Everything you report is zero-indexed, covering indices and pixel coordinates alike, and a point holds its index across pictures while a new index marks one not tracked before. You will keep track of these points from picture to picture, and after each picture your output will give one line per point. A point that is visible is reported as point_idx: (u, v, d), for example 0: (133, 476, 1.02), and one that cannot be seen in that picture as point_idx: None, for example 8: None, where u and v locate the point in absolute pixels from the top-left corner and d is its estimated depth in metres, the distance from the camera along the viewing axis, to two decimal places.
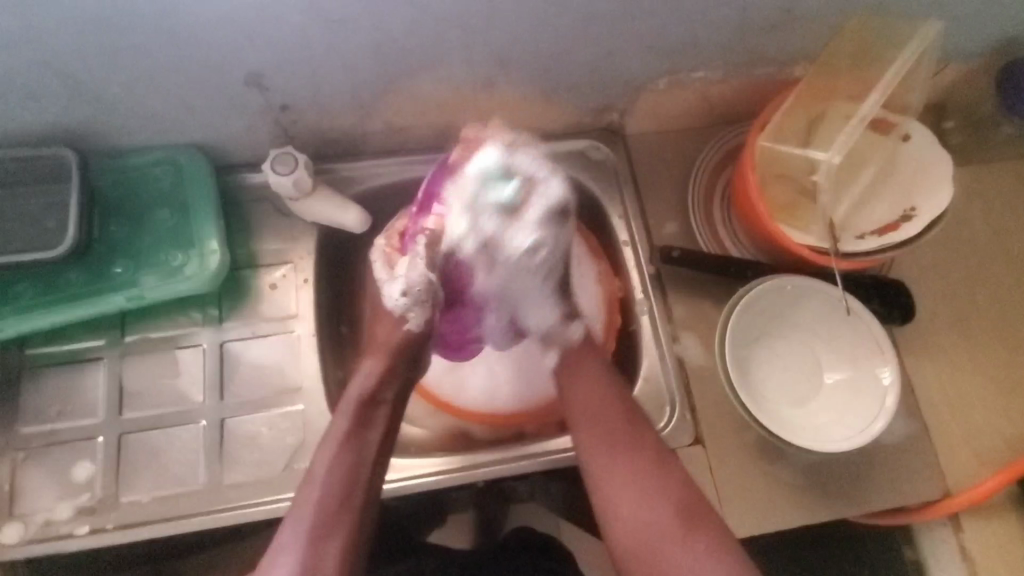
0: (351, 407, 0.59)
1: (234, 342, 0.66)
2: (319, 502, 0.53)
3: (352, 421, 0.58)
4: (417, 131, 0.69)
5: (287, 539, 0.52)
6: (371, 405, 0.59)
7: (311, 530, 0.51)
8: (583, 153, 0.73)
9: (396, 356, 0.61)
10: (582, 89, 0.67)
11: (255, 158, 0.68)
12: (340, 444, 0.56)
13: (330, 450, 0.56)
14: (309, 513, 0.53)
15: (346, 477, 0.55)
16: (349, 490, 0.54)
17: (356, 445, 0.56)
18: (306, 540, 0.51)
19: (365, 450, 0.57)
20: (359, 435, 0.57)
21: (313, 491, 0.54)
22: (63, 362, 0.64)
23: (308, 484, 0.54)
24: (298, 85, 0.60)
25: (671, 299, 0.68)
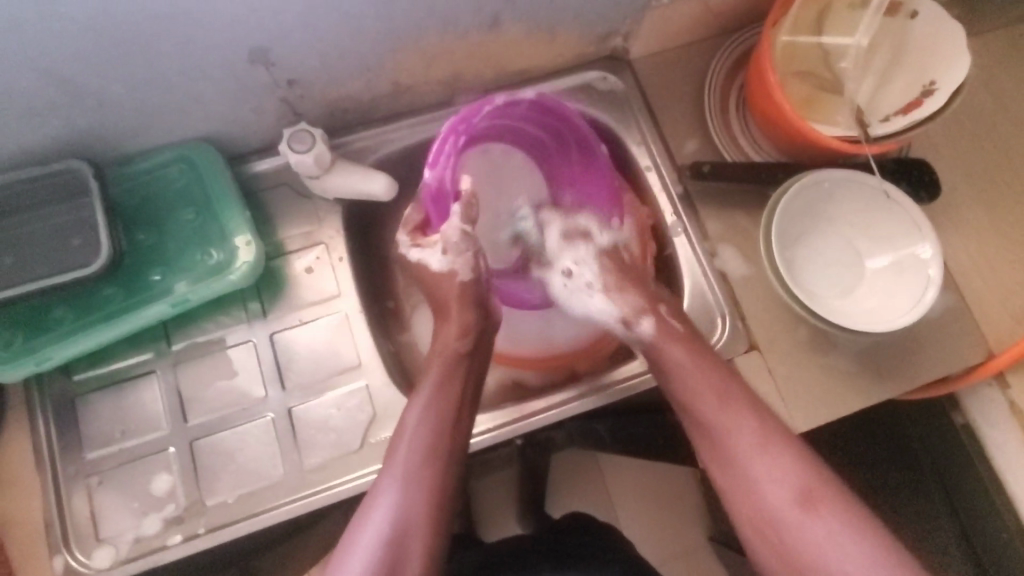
0: (444, 364, 0.60)
1: (282, 331, 0.65)
2: (413, 451, 0.55)
3: (439, 377, 0.59)
4: (423, 88, 0.68)
5: (384, 493, 0.53)
6: (459, 360, 0.61)
7: (409, 482, 0.53)
8: (590, 85, 0.73)
9: (472, 313, 0.63)
10: (586, 19, 0.66)
11: (265, 142, 0.66)
12: (428, 402, 0.57)
13: (419, 405, 0.57)
14: (405, 466, 0.54)
15: (433, 432, 0.56)
16: (442, 443, 0.56)
17: (444, 409, 0.57)
18: (403, 489, 0.53)
19: (448, 407, 0.58)
20: (455, 384, 0.59)
21: (409, 445, 0.55)
22: (115, 381, 0.63)
23: (401, 439, 0.55)
24: (303, 56, 0.57)
25: (703, 216, 0.69)
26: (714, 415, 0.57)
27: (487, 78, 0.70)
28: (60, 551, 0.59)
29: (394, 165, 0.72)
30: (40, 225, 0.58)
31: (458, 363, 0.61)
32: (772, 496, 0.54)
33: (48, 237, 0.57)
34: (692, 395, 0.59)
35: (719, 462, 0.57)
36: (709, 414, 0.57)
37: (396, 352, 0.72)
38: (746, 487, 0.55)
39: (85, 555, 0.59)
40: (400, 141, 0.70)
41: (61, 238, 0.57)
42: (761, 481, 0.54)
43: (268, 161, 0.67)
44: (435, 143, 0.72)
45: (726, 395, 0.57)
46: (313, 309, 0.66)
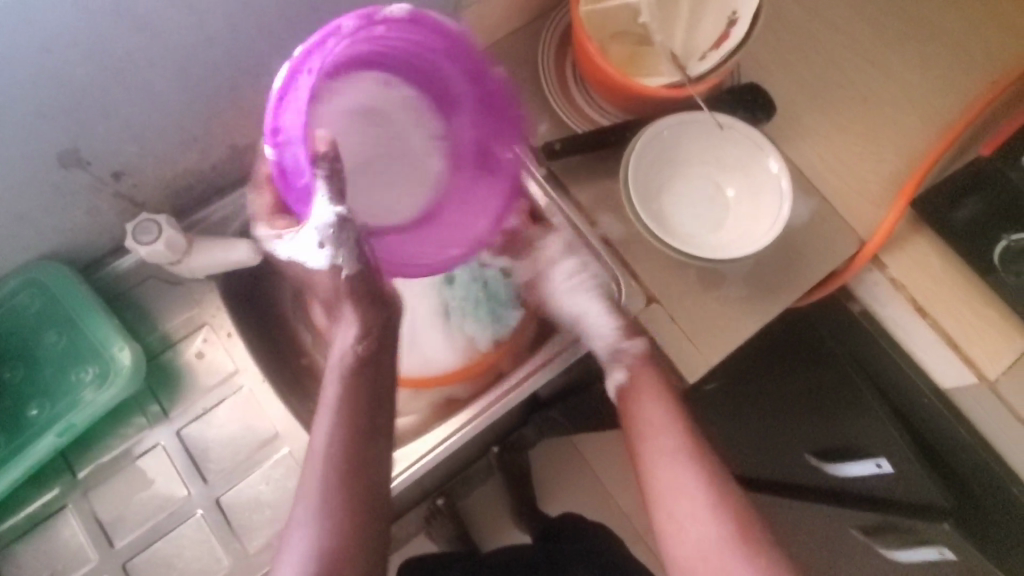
0: (342, 387, 0.51)
1: (191, 425, 0.63)
2: (331, 474, 0.50)
3: (345, 399, 0.51)
4: (263, 143, 0.67)
5: (303, 515, 0.49)
6: (369, 373, 0.52)
7: (328, 509, 0.49)
8: (431, 95, 0.73)
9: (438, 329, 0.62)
10: (402, 34, 0.66)
11: (117, 240, 0.64)
12: (334, 418, 0.50)
13: (326, 418, 0.51)
14: (319, 487, 0.49)
15: (353, 458, 0.50)
16: (359, 457, 0.50)
17: (352, 425, 0.51)
18: (315, 516, 0.49)
19: (351, 425, 0.51)
20: (359, 403, 0.51)
21: (320, 467, 0.49)
22: (27, 528, 0.60)
23: (311, 462, 0.50)
24: (119, 147, 0.56)
25: (572, 190, 0.71)
26: (677, 441, 0.61)
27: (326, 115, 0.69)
28: None
29: None
30: None
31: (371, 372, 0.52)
32: (697, 523, 0.58)
33: None
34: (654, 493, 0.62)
35: (662, 496, 0.61)
36: (664, 435, 0.62)
37: None
38: (679, 524, 0.59)
39: None
40: None
41: None
42: (700, 502, 0.59)
43: (121, 259, 0.64)
44: None
45: (694, 455, 0.61)
46: (216, 392, 0.64)
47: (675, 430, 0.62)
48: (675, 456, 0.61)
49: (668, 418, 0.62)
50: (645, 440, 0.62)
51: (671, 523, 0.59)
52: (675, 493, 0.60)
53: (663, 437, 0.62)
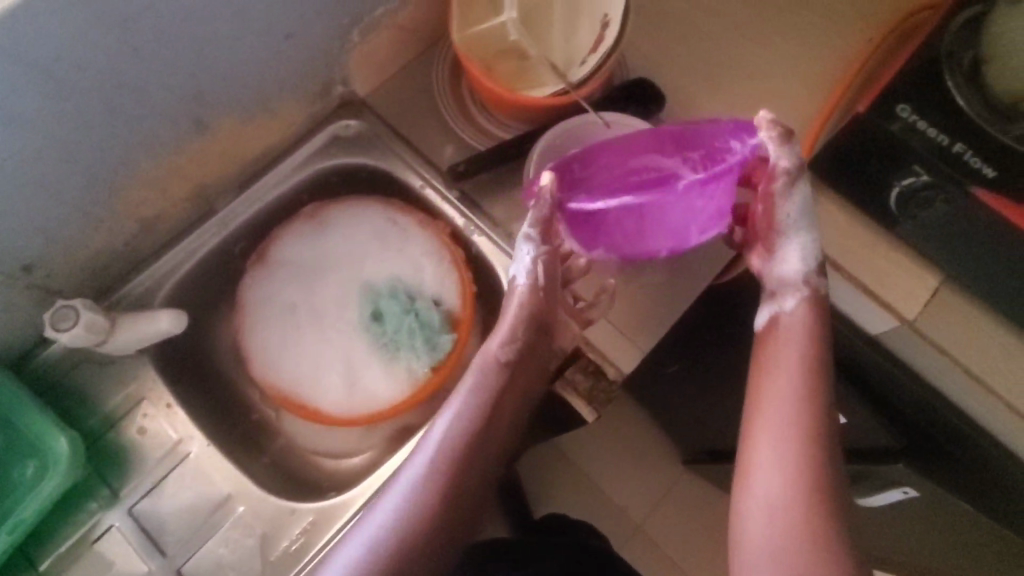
0: (496, 373, 0.61)
1: (144, 500, 0.63)
2: (443, 452, 0.59)
3: (502, 374, 0.62)
4: (174, 211, 0.68)
5: (401, 482, 0.59)
6: (503, 367, 0.61)
7: (433, 484, 0.58)
8: (337, 137, 0.75)
9: (529, 326, 0.61)
10: (293, 85, 0.68)
11: (41, 331, 0.64)
12: (483, 386, 0.61)
13: (474, 384, 0.61)
14: (433, 449, 0.60)
15: (467, 449, 0.60)
16: (484, 441, 0.61)
17: (511, 395, 0.62)
18: (419, 480, 0.59)
19: (499, 392, 0.61)
20: (513, 382, 0.62)
21: (455, 419, 0.60)
22: None
23: (450, 407, 0.61)
24: (22, 242, 0.57)
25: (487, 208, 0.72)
26: (788, 380, 0.58)
27: (233, 174, 0.71)
28: None
29: (187, 292, 0.71)
30: None
31: (528, 363, 0.63)
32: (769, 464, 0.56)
33: None
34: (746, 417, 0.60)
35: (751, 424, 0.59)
36: (774, 378, 0.59)
37: (276, 461, 0.71)
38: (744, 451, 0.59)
39: None
40: (179, 268, 0.69)
41: None
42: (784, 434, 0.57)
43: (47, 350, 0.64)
44: (218, 253, 0.72)
45: (809, 377, 0.58)
46: (164, 464, 0.64)
47: (804, 349, 0.59)
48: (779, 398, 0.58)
49: (783, 345, 0.60)
50: (766, 350, 0.61)
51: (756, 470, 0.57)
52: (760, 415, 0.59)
53: (776, 372, 0.60)
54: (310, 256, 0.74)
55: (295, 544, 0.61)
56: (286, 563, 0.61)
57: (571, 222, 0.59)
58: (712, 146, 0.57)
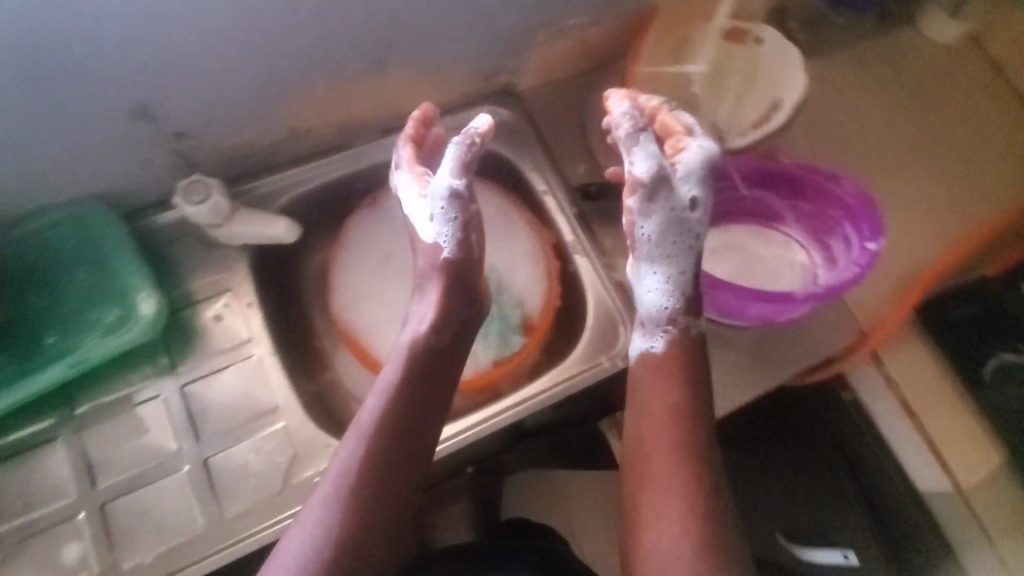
0: (421, 362, 0.59)
1: (195, 384, 0.65)
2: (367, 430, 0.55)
3: (412, 372, 0.58)
4: (321, 132, 0.70)
5: (335, 463, 0.54)
6: (435, 356, 0.60)
7: (357, 462, 0.54)
8: (484, 119, 0.77)
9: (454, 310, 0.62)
10: (470, 58, 0.70)
11: (164, 195, 0.67)
12: (398, 371, 0.58)
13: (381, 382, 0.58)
14: (357, 427, 0.56)
15: (392, 423, 0.56)
16: (411, 424, 0.56)
17: (432, 385, 0.59)
18: (346, 460, 0.54)
19: (416, 378, 0.58)
20: (444, 375, 0.60)
21: (377, 403, 0.57)
22: (14, 452, 0.61)
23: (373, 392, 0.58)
24: (188, 109, 0.59)
25: (600, 233, 0.74)
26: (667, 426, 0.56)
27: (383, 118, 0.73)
28: None
29: (300, 208, 0.73)
30: None
31: (445, 362, 0.61)
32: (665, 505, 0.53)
33: None
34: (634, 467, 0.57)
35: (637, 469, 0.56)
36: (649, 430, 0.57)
37: (320, 393, 0.72)
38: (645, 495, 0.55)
39: None
40: (303, 184, 0.71)
41: None
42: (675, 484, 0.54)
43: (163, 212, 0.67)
44: (340, 184, 0.74)
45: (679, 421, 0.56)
46: (225, 357, 0.66)
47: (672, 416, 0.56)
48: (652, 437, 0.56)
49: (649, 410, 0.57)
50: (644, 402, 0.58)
51: (646, 499, 0.54)
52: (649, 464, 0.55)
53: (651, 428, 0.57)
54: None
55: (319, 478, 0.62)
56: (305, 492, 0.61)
57: (703, 286, 0.63)
58: (844, 202, 0.65)
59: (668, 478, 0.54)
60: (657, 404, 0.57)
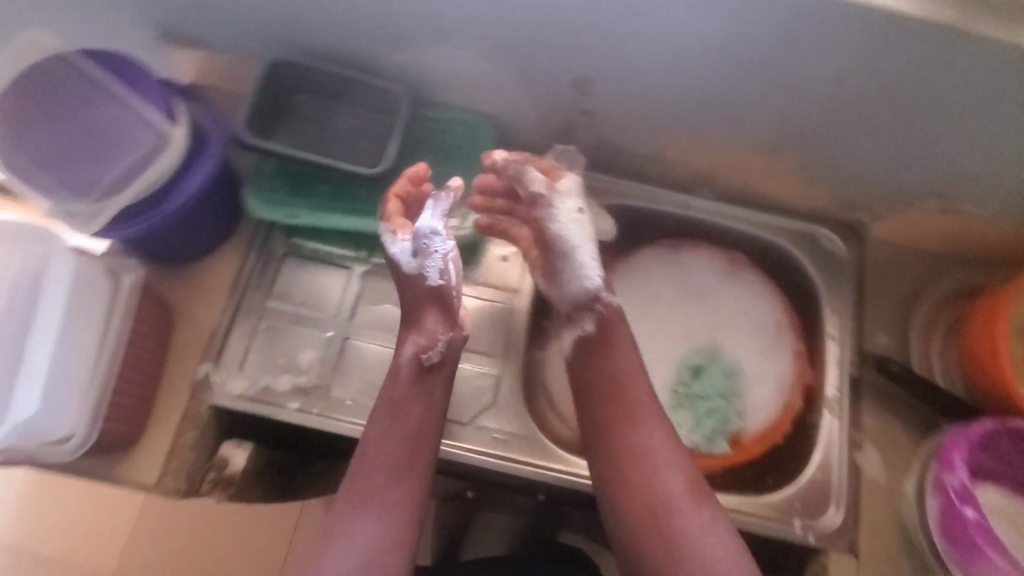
0: (403, 373, 0.60)
1: (459, 295, 0.72)
2: (390, 442, 0.56)
3: (405, 382, 0.59)
4: (680, 168, 0.74)
5: (361, 474, 0.55)
6: (422, 371, 0.60)
7: (381, 476, 0.55)
8: (816, 237, 0.76)
9: (436, 312, 0.62)
10: (855, 185, 0.70)
11: (532, 143, 0.74)
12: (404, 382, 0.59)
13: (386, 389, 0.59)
14: (380, 439, 0.57)
15: (409, 436, 0.57)
16: (424, 442, 0.57)
17: (419, 400, 0.59)
18: (368, 472, 0.55)
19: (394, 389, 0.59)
20: (404, 388, 0.59)
21: (393, 418, 0.58)
22: (318, 260, 0.71)
23: (385, 407, 0.59)
24: (612, 101, 0.65)
25: (863, 408, 0.71)
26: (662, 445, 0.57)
27: (734, 187, 0.75)
28: (207, 363, 0.66)
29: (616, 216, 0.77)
30: (351, 121, 0.69)
31: (433, 379, 0.60)
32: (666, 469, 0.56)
33: (350, 131, 0.69)
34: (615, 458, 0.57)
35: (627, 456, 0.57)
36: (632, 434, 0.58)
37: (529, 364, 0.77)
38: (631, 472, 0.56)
39: (222, 378, 0.66)
40: (634, 198, 0.76)
41: (358, 136, 0.69)
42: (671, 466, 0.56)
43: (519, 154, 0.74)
44: (659, 216, 0.78)
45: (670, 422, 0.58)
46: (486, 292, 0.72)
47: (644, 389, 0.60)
48: (632, 422, 0.58)
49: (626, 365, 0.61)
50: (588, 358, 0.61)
51: (629, 464, 0.56)
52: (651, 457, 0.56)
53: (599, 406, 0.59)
54: (702, 282, 0.77)
55: (501, 436, 0.67)
56: (485, 440, 0.66)
57: (977, 543, 0.59)
58: None
59: (642, 473, 0.56)
60: (587, 372, 0.61)
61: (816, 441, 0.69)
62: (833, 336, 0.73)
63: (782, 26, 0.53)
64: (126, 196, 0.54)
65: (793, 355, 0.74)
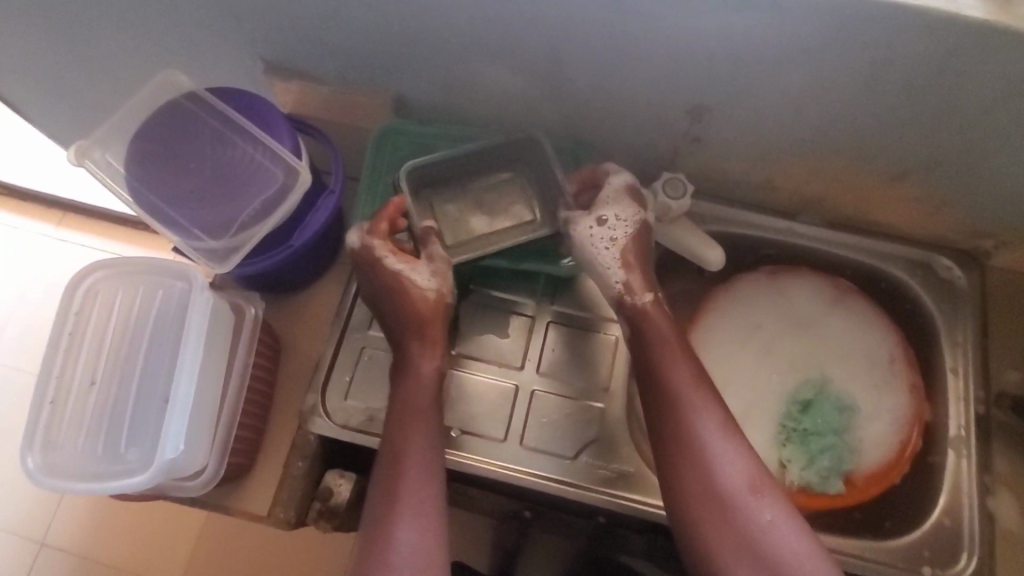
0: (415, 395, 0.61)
1: (560, 325, 0.70)
2: (406, 460, 0.57)
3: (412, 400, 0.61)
4: (786, 195, 0.72)
5: (384, 498, 0.56)
6: (433, 390, 0.62)
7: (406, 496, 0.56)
8: (930, 265, 0.73)
9: (417, 334, 0.64)
10: (981, 213, 0.67)
11: (632, 170, 0.73)
12: (404, 395, 0.61)
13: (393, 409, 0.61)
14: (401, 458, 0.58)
15: (420, 451, 0.58)
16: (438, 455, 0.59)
17: (430, 418, 0.60)
18: (391, 495, 0.56)
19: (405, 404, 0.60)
20: (416, 404, 0.61)
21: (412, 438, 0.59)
22: None
23: (392, 427, 0.60)
24: (727, 129, 0.64)
25: (992, 449, 0.67)
26: (699, 428, 0.57)
27: (842, 213, 0.73)
28: (315, 393, 0.65)
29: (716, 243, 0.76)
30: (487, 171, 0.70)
31: (428, 391, 0.62)
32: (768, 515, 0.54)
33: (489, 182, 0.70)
34: (712, 486, 0.56)
35: (719, 483, 0.56)
36: (695, 422, 0.58)
37: None
38: (731, 510, 0.55)
39: (329, 408, 0.65)
40: (737, 226, 0.74)
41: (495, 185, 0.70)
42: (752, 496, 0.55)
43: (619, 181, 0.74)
44: (761, 243, 0.75)
45: (697, 397, 0.59)
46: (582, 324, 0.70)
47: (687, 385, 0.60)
48: (715, 440, 0.57)
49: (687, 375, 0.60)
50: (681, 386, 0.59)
51: (720, 488, 0.55)
52: (743, 490, 0.55)
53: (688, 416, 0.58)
54: (806, 312, 0.74)
55: (607, 471, 0.65)
56: (590, 476, 0.65)
57: None
58: None
59: (719, 528, 0.55)
60: (661, 375, 0.60)
61: (941, 482, 0.66)
62: (954, 370, 0.69)
63: (945, 52, 0.50)
64: (268, 227, 0.55)
65: (911, 390, 0.70)
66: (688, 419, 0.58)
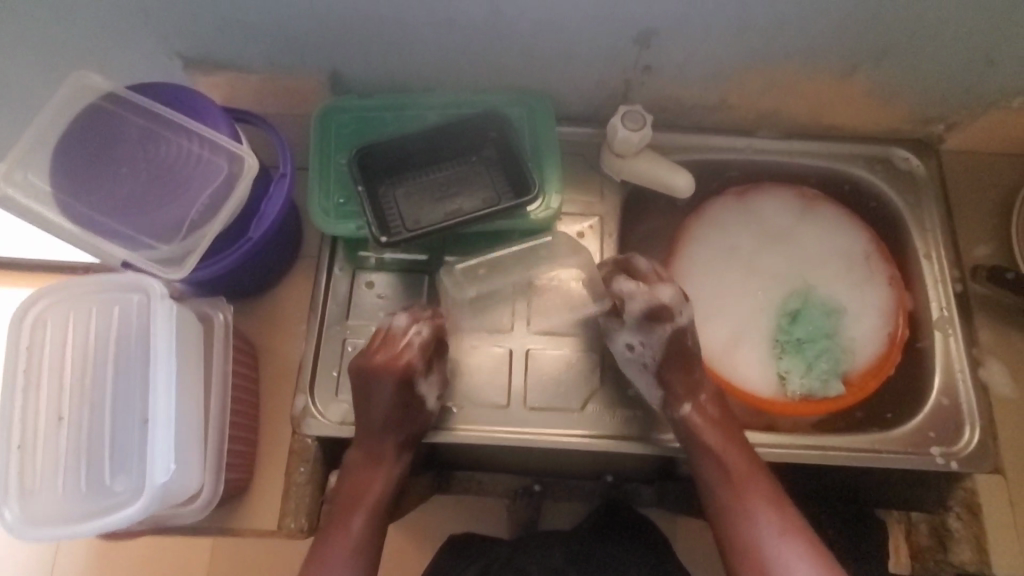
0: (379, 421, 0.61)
1: (542, 280, 0.69)
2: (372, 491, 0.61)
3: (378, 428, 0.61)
4: (742, 112, 0.71)
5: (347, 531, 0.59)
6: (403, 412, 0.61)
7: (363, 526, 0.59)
8: (889, 159, 0.74)
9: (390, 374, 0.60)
10: (930, 98, 0.68)
11: (586, 112, 0.71)
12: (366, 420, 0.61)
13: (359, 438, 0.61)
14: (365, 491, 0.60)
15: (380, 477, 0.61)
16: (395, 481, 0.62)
17: (394, 445, 0.61)
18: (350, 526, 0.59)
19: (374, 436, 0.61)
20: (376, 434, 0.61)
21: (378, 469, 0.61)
22: (395, 270, 0.67)
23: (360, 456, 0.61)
24: (675, 52, 0.62)
25: (976, 323, 0.70)
26: (735, 468, 0.60)
27: (798, 122, 0.73)
28: (304, 393, 0.62)
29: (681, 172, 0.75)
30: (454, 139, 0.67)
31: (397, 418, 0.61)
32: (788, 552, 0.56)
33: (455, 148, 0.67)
34: (733, 514, 0.59)
35: (743, 515, 0.59)
36: (727, 465, 0.60)
37: None
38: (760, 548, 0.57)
39: (321, 406, 0.62)
40: (699, 152, 0.73)
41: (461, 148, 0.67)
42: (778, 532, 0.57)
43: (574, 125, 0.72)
44: (724, 165, 0.75)
45: (731, 443, 0.61)
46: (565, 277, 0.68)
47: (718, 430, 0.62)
48: (743, 477, 0.59)
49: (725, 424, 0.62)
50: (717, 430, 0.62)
51: (741, 523, 0.58)
52: (759, 521, 0.58)
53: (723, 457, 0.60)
54: (780, 225, 0.74)
55: (615, 416, 0.64)
56: (598, 424, 0.64)
57: None
58: None
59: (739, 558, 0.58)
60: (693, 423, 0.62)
61: (933, 363, 0.67)
62: (929, 255, 0.70)
63: None
64: (217, 224, 0.54)
65: (888, 281, 0.71)
66: (724, 463, 0.60)
